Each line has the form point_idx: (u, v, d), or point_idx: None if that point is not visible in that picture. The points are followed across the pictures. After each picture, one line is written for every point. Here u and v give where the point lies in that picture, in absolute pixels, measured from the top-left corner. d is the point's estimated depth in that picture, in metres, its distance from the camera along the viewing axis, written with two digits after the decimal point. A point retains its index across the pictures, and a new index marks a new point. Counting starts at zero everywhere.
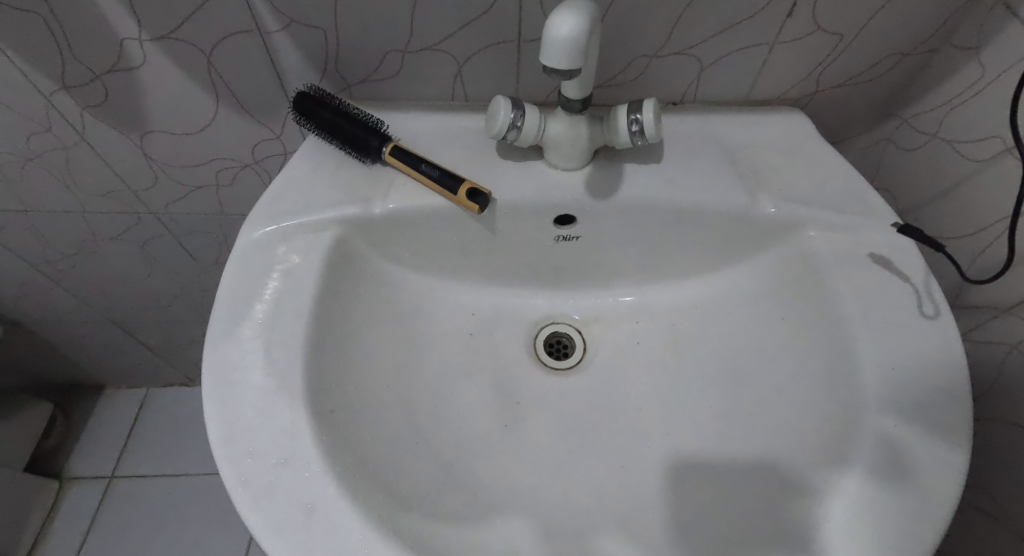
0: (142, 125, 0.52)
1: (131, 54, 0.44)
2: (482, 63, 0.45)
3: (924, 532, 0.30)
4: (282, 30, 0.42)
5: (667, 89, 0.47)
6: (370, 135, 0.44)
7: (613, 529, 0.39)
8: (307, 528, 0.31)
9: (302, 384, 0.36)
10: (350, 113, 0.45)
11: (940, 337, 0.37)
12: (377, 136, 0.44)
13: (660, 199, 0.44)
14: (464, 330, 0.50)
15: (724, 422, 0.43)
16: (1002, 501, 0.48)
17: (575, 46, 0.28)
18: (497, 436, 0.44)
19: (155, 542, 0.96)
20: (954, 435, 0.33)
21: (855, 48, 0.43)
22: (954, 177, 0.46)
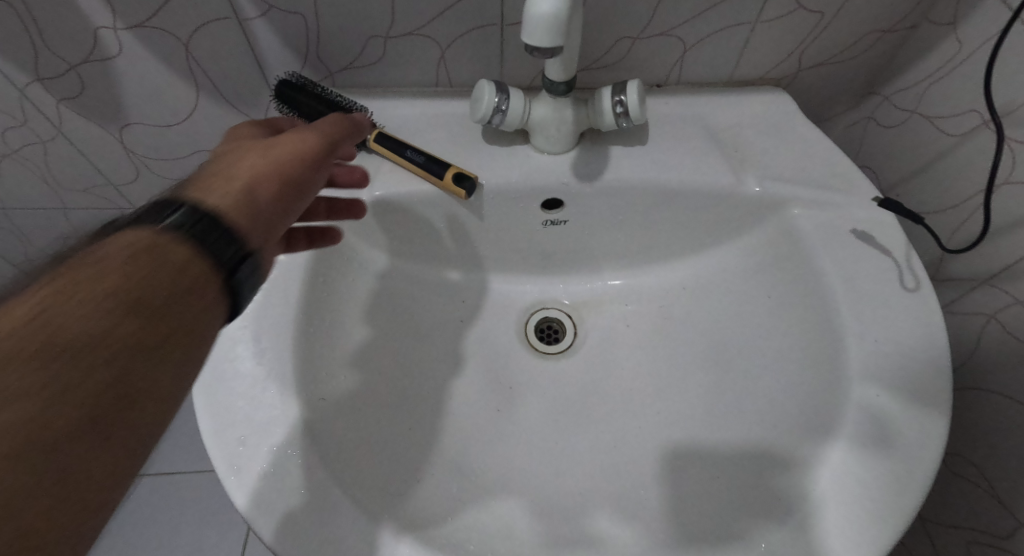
0: (121, 117, 0.51)
1: (107, 44, 0.43)
2: (466, 48, 0.45)
3: (904, 497, 0.32)
4: (260, 16, 0.42)
5: (651, 71, 0.47)
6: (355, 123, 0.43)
7: (606, 507, 0.39)
8: (301, 512, 0.31)
9: (293, 372, 0.36)
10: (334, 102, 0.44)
11: (921, 310, 0.38)
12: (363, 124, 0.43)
13: (645, 182, 0.44)
14: (455, 317, 0.50)
15: (713, 399, 0.44)
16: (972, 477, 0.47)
17: (555, 25, 0.28)
18: (491, 418, 0.45)
19: None
20: (935, 403, 0.34)
21: (837, 26, 0.44)
22: (933, 153, 0.47)
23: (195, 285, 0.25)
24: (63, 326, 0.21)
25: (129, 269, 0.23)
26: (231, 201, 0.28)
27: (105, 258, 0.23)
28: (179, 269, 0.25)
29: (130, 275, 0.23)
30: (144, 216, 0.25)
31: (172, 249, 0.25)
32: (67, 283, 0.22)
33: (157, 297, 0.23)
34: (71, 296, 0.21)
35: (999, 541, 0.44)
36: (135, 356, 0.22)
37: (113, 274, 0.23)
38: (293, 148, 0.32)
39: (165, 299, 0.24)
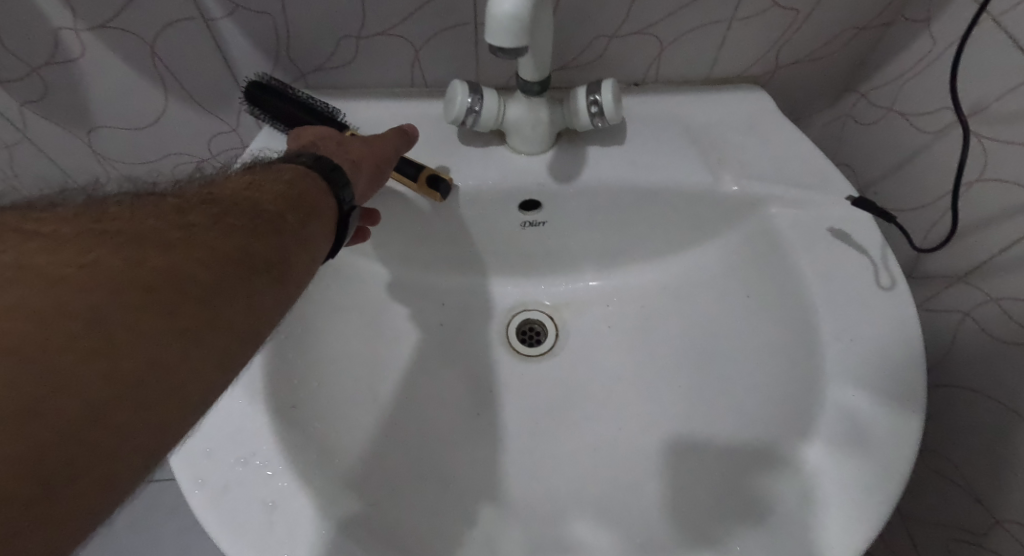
0: (88, 121, 0.50)
1: (69, 46, 0.42)
2: (439, 47, 0.44)
3: (878, 497, 0.32)
4: (227, 16, 0.41)
5: (628, 69, 0.47)
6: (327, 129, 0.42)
7: (585, 512, 0.39)
8: (269, 526, 0.31)
9: (262, 381, 0.35)
10: (305, 105, 0.43)
11: (897, 308, 0.38)
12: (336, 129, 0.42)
13: (623, 182, 0.44)
14: (434, 320, 0.49)
15: (693, 399, 0.44)
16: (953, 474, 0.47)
17: (517, 26, 0.28)
18: (470, 423, 0.44)
19: None
20: (910, 402, 0.34)
21: (812, 23, 0.43)
22: (908, 150, 0.47)
23: (323, 221, 0.33)
24: (239, 244, 0.27)
25: (291, 191, 0.32)
26: (350, 163, 0.37)
27: (272, 181, 0.32)
28: (317, 196, 0.33)
29: (285, 202, 0.31)
30: (301, 160, 0.35)
31: (316, 185, 0.34)
32: (236, 214, 0.28)
33: (299, 225, 0.30)
34: (248, 220, 0.28)
35: (975, 537, 0.44)
36: (276, 285, 0.28)
37: (279, 194, 0.31)
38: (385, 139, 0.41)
39: (306, 226, 0.31)
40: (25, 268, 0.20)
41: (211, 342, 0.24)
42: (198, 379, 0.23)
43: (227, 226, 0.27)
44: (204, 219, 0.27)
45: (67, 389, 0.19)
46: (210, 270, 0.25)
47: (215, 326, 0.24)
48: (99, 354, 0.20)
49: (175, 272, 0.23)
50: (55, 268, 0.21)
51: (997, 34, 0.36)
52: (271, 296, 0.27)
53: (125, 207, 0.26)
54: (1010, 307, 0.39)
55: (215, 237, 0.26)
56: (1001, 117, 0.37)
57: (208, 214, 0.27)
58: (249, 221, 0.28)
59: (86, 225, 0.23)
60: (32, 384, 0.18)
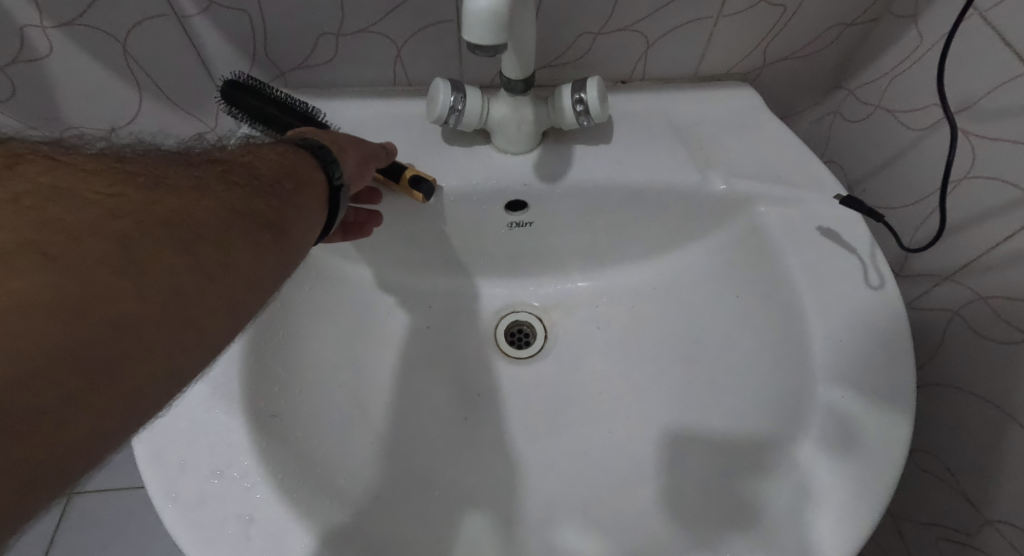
0: (60, 122, 0.48)
1: (36, 44, 0.41)
2: (422, 45, 0.43)
3: (869, 500, 0.31)
4: (201, 13, 0.39)
5: (615, 67, 0.46)
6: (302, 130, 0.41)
7: (574, 517, 0.38)
8: (245, 541, 0.30)
9: (239, 390, 0.34)
10: (283, 104, 0.42)
11: (886, 307, 0.37)
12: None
13: (609, 181, 0.43)
14: (421, 324, 0.49)
15: (683, 400, 0.43)
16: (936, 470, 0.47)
17: (496, 21, 0.27)
18: (458, 428, 0.44)
19: None
20: (900, 403, 0.34)
21: (800, 19, 0.43)
22: (895, 147, 0.46)
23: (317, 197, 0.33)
24: (243, 199, 0.28)
25: (283, 162, 0.32)
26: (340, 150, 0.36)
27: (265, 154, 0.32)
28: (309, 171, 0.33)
29: (282, 171, 0.31)
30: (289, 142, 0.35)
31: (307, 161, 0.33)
32: (240, 174, 0.29)
33: (293, 194, 0.31)
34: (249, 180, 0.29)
35: (966, 537, 0.44)
36: (274, 242, 0.28)
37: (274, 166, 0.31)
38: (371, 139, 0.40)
39: (300, 195, 0.31)
40: (58, 190, 0.22)
41: (215, 288, 0.24)
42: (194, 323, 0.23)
43: (230, 185, 0.28)
44: (209, 176, 0.28)
45: (98, 310, 0.20)
46: (216, 219, 0.26)
47: (217, 268, 0.25)
48: (112, 284, 0.21)
49: (186, 215, 0.25)
50: (85, 194, 0.22)
51: (984, 30, 0.36)
52: (271, 250, 0.28)
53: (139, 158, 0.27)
54: (999, 306, 0.39)
55: (219, 191, 0.27)
56: (989, 113, 0.37)
57: (213, 173, 0.28)
58: (249, 182, 0.29)
59: (106, 168, 0.25)
60: (69, 293, 0.19)
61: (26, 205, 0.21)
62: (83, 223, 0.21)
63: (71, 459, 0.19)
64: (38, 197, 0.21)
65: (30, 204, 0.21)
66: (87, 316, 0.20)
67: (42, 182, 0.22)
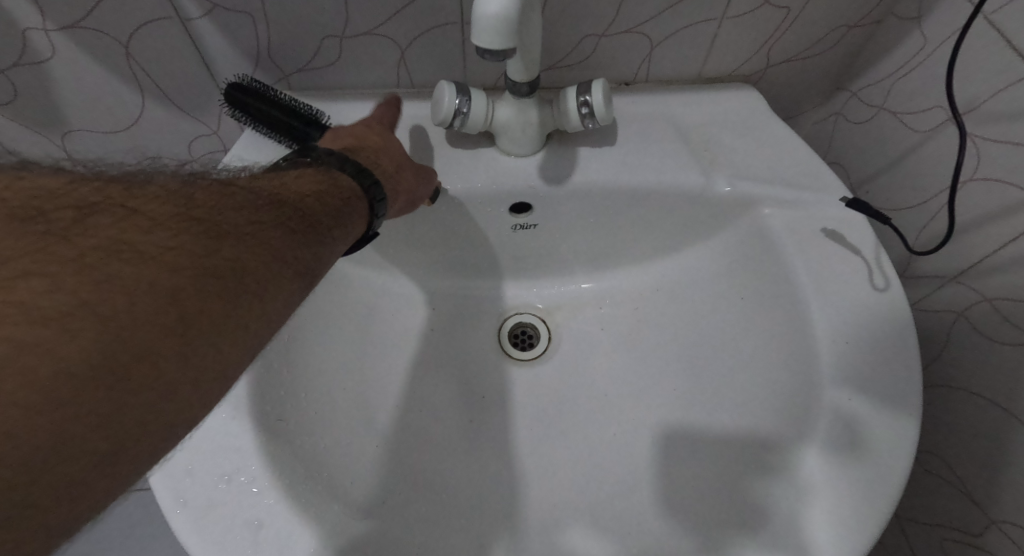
0: (62, 124, 0.48)
1: (38, 47, 0.40)
2: (426, 47, 0.43)
3: (876, 502, 0.31)
4: (204, 16, 0.39)
5: (619, 69, 0.46)
6: (310, 129, 0.41)
7: (581, 520, 0.38)
8: (256, 546, 0.30)
9: (246, 395, 0.34)
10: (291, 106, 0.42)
11: (891, 308, 0.37)
12: (318, 130, 0.41)
13: (614, 183, 0.43)
14: (425, 326, 0.49)
15: (688, 402, 0.43)
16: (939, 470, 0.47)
17: (505, 26, 0.27)
18: (463, 431, 0.44)
19: None
20: (907, 405, 0.34)
21: (804, 21, 0.43)
22: (898, 149, 0.46)
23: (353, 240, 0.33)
24: (291, 246, 0.27)
25: (340, 208, 0.32)
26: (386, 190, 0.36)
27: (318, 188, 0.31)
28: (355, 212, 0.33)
29: (335, 215, 0.31)
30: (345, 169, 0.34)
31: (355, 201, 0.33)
32: (296, 217, 0.29)
33: (339, 242, 0.31)
34: (302, 224, 0.29)
35: (970, 537, 0.44)
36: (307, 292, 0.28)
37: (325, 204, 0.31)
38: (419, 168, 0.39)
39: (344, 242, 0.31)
40: (122, 242, 0.22)
41: (247, 340, 0.25)
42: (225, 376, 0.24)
43: (287, 230, 0.28)
44: (270, 218, 0.27)
45: (128, 382, 0.20)
46: (262, 270, 0.25)
47: (254, 323, 0.25)
48: (159, 346, 0.21)
49: (241, 266, 0.25)
50: (149, 247, 0.22)
51: (989, 32, 0.36)
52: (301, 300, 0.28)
53: (198, 183, 0.27)
54: (1004, 307, 0.39)
55: (275, 237, 0.27)
56: (994, 115, 0.37)
57: (271, 212, 0.28)
58: (302, 226, 0.28)
59: (167, 200, 0.25)
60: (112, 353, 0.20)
61: (88, 261, 0.21)
62: (137, 282, 0.21)
63: (87, 501, 0.20)
64: (101, 251, 0.21)
65: (94, 261, 0.21)
66: (125, 380, 0.20)
67: (110, 230, 0.22)
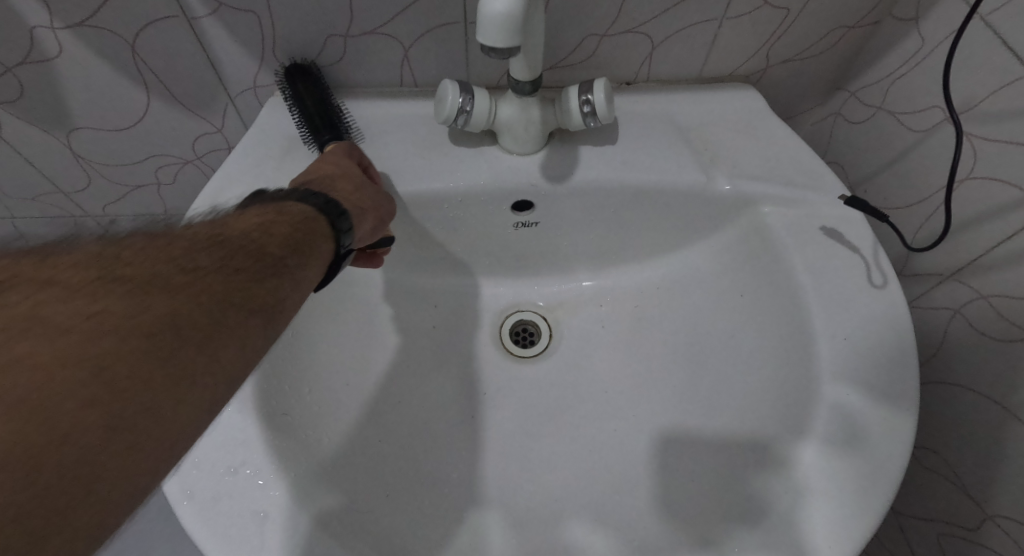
0: (68, 122, 0.48)
1: (46, 45, 0.41)
2: (429, 47, 0.44)
3: (874, 495, 0.32)
4: (210, 15, 0.40)
5: (620, 68, 0.47)
6: (323, 124, 0.41)
7: (582, 514, 0.39)
8: (259, 538, 0.30)
9: (251, 389, 0.34)
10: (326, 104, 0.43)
11: (889, 305, 0.38)
12: (330, 129, 0.41)
13: (616, 181, 0.43)
14: (427, 323, 0.49)
15: (689, 399, 0.44)
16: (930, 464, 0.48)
17: (511, 24, 0.27)
18: (465, 428, 0.44)
19: None
20: (904, 401, 0.34)
21: (803, 21, 0.43)
22: (896, 149, 0.47)
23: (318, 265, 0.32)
24: (235, 286, 0.26)
25: (296, 233, 0.31)
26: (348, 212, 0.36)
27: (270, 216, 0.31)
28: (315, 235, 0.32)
29: (286, 243, 0.30)
30: (293, 199, 0.34)
31: (312, 223, 0.33)
32: (240, 256, 0.28)
33: (297, 269, 0.30)
34: (247, 260, 0.28)
35: (968, 533, 0.45)
36: (264, 330, 0.27)
37: (280, 232, 0.30)
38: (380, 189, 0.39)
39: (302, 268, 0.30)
40: (31, 318, 0.20)
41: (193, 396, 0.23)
42: (174, 433, 0.22)
43: (229, 272, 0.27)
44: (209, 262, 0.26)
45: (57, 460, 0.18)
46: (211, 309, 0.25)
47: (201, 375, 0.23)
48: (117, 391, 0.20)
49: (176, 319, 0.23)
50: (63, 317, 0.21)
51: (986, 33, 0.37)
52: (262, 335, 0.27)
53: (122, 242, 0.25)
54: (1000, 304, 0.39)
55: (214, 282, 0.25)
56: (991, 114, 0.37)
57: (210, 256, 0.26)
58: (247, 262, 0.28)
59: (84, 264, 0.23)
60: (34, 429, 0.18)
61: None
62: (56, 352, 0.20)
63: None
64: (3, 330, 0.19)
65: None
66: (53, 459, 0.18)
67: (18, 306, 0.20)
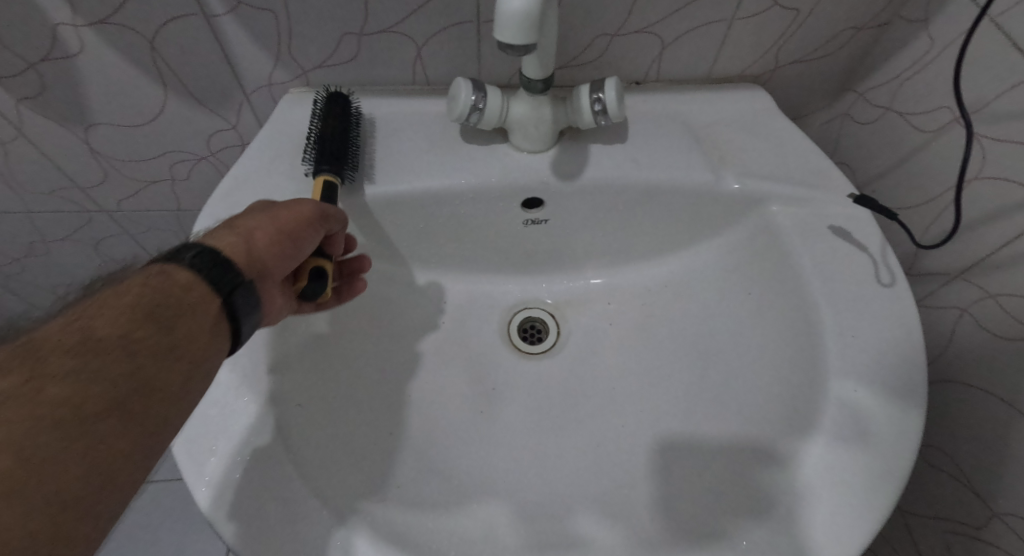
0: (86, 118, 0.49)
1: (67, 41, 0.42)
2: (442, 45, 0.44)
3: (882, 489, 0.32)
4: (228, 13, 0.40)
5: (631, 68, 0.47)
6: (327, 154, 0.40)
7: (591, 508, 0.39)
8: (276, 524, 0.31)
9: (268, 379, 0.35)
10: (343, 136, 0.41)
11: (896, 303, 0.38)
12: (332, 162, 0.40)
13: (626, 179, 0.44)
14: (437, 319, 0.49)
15: (697, 396, 0.44)
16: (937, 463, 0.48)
17: (528, 22, 0.28)
18: (474, 422, 0.44)
19: None
20: (911, 397, 0.35)
21: (812, 22, 0.44)
22: (904, 149, 0.47)
23: (205, 322, 0.29)
24: (90, 376, 0.24)
25: (149, 296, 0.28)
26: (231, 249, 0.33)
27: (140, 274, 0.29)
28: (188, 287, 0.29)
29: (144, 311, 0.27)
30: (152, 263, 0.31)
31: (176, 268, 0.30)
32: (98, 342, 0.26)
33: (164, 333, 0.27)
34: (99, 345, 0.25)
35: (972, 530, 0.45)
36: (136, 410, 0.25)
37: (141, 290, 0.28)
38: (293, 209, 0.35)
39: (171, 329, 0.28)
40: None
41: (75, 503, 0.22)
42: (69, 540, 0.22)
43: (86, 360, 0.25)
44: (64, 357, 0.24)
45: None
46: (76, 405, 0.23)
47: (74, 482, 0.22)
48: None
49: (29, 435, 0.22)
50: None
51: (995, 34, 0.37)
52: (138, 413, 0.25)
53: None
54: (1008, 303, 0.39)
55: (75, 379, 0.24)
56: (1000, 114, 0.38)
57: (61, 350, 0.25)
58: (100, 347, 0.25)
59: None
60: None
61: None
62: None
63: None
64: None
65: None
66: None
67: None
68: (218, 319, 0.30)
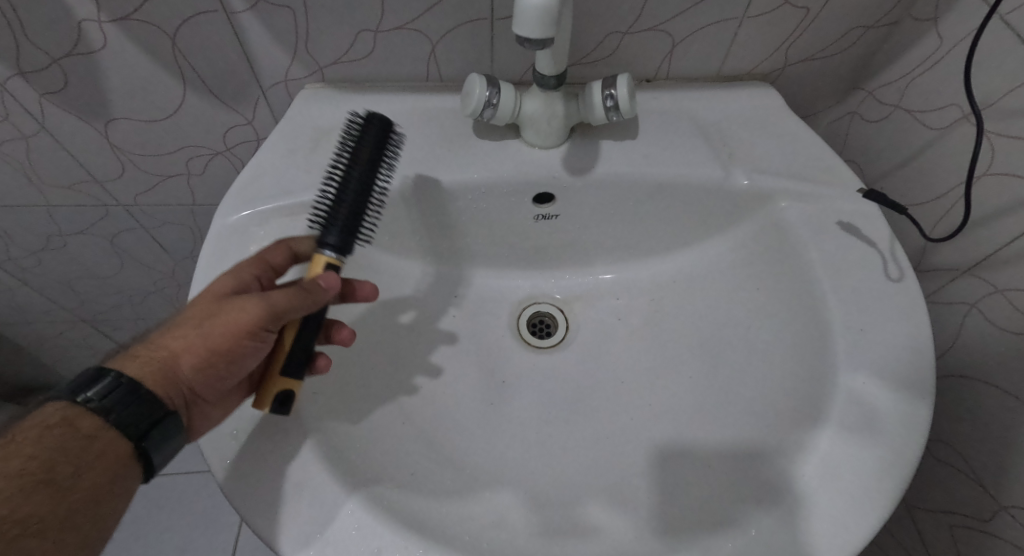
0: (106, 112, 0.50)
1: (91, 37, 0.43)
2: (457, 42, 0.45)
3: (890, 479, 0.32)
4: (248, 10, 0.41)
5: (641, 65, 0.48)
6: (337, 231, 0.35)
7: (601, 498, 0.39)
8: (295, 505, 0.31)
9: None
10: (363, 206, 0.36)
11: (905, 297, 0.39)
12: (340, 242, 0.35)
13: (636, 174, 0.44)
14: (448, 312, 0.50)
15: (705, 390, 0.44)
16: (944, 457, 0.48)
17: (547, 16, 0.29)
18: (485, 413, 0.45)
19: (123, 542, 0.91)
20: (920, 389, 0.35)
21: (821, 21, 0.44)
22: (913, 146, 0.47)
23: (115, 460, 0.31)
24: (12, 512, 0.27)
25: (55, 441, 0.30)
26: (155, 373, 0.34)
27: (46, 423, 0.30)
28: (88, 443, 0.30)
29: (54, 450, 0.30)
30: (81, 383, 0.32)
31: (81, 416, 0.31)
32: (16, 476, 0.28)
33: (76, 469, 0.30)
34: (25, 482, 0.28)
35: (980, 525, 0.46)
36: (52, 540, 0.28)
37: (48, 437, 0.30)
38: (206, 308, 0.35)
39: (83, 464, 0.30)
40: None
41: None
42: None
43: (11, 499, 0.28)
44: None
45: None
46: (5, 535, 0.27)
47: None
48: None
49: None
50: None
51: (1005, 32, 0.37)
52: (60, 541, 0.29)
53: None
54: (1016, 298, 0.40)
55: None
56: (1009, 111, 0.38)
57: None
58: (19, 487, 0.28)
59: None
60: None
61: None
62: None
63: None
64: None
65: None
66: None
67: None
68: (129, 459, 0.32)
